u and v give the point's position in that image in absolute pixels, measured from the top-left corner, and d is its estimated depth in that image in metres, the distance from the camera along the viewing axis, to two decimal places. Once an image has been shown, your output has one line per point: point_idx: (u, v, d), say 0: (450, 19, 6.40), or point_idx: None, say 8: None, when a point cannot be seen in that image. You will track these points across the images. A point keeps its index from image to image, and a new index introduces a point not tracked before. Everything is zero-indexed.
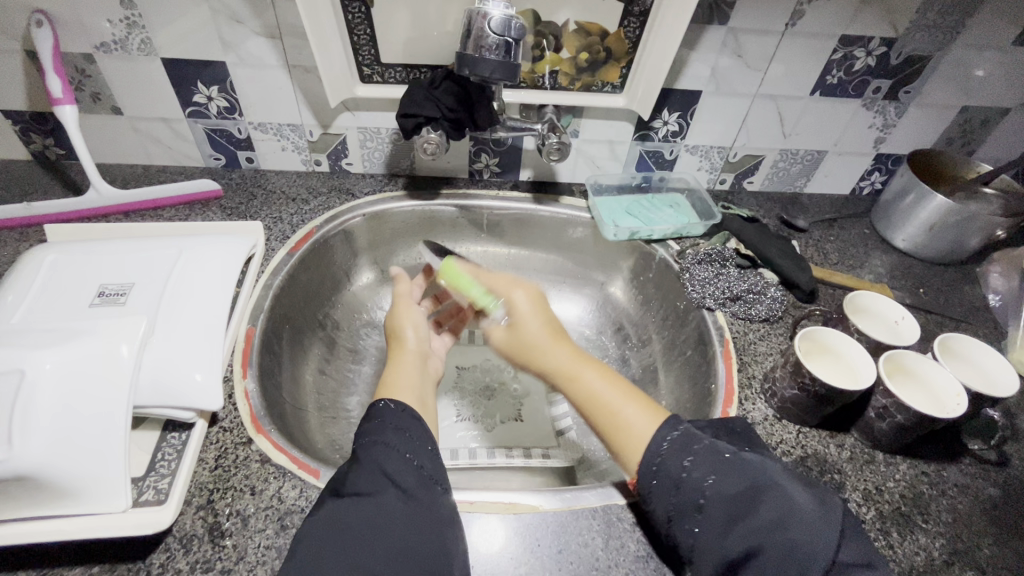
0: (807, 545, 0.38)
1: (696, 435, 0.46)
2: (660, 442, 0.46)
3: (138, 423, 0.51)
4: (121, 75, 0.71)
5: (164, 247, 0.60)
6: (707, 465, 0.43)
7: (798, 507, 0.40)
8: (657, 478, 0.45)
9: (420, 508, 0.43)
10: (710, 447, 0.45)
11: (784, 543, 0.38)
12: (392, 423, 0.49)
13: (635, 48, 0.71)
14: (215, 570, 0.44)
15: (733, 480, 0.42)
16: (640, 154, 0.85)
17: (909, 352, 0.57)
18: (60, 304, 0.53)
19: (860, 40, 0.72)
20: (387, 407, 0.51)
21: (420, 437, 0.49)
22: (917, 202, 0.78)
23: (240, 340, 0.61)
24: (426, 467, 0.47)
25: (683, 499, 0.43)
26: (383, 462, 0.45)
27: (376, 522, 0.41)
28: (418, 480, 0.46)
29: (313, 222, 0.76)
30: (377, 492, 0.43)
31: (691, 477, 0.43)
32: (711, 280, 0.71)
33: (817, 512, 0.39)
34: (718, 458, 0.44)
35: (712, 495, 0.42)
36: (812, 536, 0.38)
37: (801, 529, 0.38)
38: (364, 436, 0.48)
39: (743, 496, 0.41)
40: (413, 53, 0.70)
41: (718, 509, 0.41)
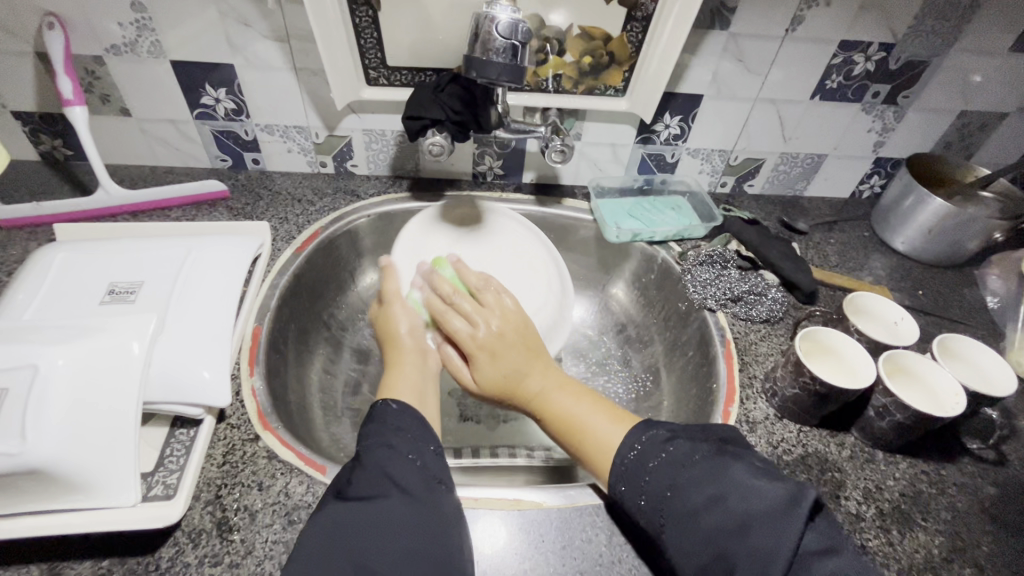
0: (765, 545, 0.38)
1: (656, 445, 0.47)
2: (627, 452, 0.48)
3: (147, 419, 0.52)
4: (130, 77, 0.72)
5: (172, 245, 0.61)
6: (668, 478, 0.45)
7: (755, 506, 0.39)
8: (627, 489, 0.47)
9: (422, 509, 0.44)
10: (669, 458, 0.46)
11: (744, 545, 0.38)
12: (395, 425, 0.50)
13: (638, 52, 0.72)
14: (224, 565, 0.45)
15: (693, 488, 0.43)
16: (642, 157, 0.86)
17: (909, 352, 0.57)
18: (70, 302, 0.54)
19: (859, 45, 0.73)
20: (390, 407, 0.52)
21: (421, 440, 0.50)
22: (916, 205, 0.79)
23: (246, 338, 0.62)
24: (430, 466, 0.48)
25: (654, 505, 0.45)
26: (386, 465, 0.46)
27: (378, 526, 0.42)
28: (421, 481, 0.46)
29: (319, 223, 0.77)
30: (378, 497, 0.43)
31: (655, 485, 0.45)
32: (712, 282, 0.73)
33: (775, 504, 0.39)
34: (680, 465, 0.45)
35: (676, 505, 0.43)
36: (771, 532, 0.38)
37: (761, 527, 0.38)
38: (370, 437, 0.49)
39: (704, 503, 0.42)
40: (418, 57, 0.71)
41: (682, 514, 0.42)
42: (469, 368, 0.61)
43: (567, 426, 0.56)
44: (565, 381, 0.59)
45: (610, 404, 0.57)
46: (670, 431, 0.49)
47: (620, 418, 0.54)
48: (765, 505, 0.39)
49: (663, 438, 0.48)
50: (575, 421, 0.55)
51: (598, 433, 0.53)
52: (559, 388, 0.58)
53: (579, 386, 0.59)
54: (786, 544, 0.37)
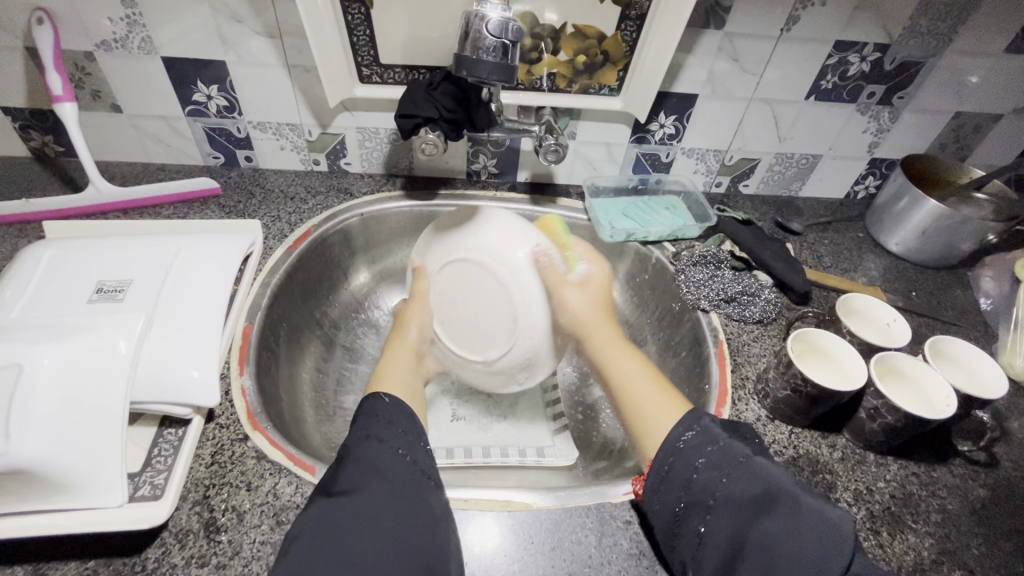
0: (815, 559, 0.40)
1: (712, 434, 0.47)
2: (684, 431, 0.48)
3: (134, 419, 0.52)
4: (121, 73, 0.71)
5: (162, 243, 0.61)
6: (720, 464, 0.45)
7: (812, 511, 0.42)
8: (671, 471, 0.47)
9: (411, 504, 0.44)
10: (723, 449, 0.46)
11: (793, 554, 0.40)
12: (383, 418, 0.50)
13: (632, 51, 0.72)
14: (211, 566, 0.45)
15: (748, 480, 0.44)
16: (637, 156, 0.85)
17: (901, 354, 0.57)
18: (58, 300, 0.53)
19: (854, 45, 0.73)
20: (382, 401, 0.52)
21: (410, 435, 0.50)
22: (910, 206, 0.79)
23: (237, 337, 0.61)
24: (419, 462, 0.48)
25: (697, 496, 0.45)
26: (373, 460, 0.46)
27: (364, 521, 0.42)
28: (410, 476, 0.46)
29: (311, 221, 0.77)
30: (363, 491, 0.43)
31: (704, 475, 0.46)
32: (705, 282, 0.73)
33: (827, 515, 0.42)
34: (730, 458, 0.45)
35: (725, 497, 0.44)
36: (822, 539, 0.41)
37: (816, 533, 0.41)
38: (356, 432, 0.48)
39: (757, 497, 0.43)
40: (412, 54, 0.71)
41: (731, 507, 0.43)
42: (561, 294, 0.58)
43: (625, 391, 0.55)
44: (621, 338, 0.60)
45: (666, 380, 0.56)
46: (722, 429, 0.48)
47: (676, 404, 0.52)
48: (820, 515, 0.42)
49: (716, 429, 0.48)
50: (637, 400, 0.54)
51: (655, 419, 0.51)
52: (619, 349, 0.58)
53: (636, 353, 0.59)
54: (835, 553, 0.40)
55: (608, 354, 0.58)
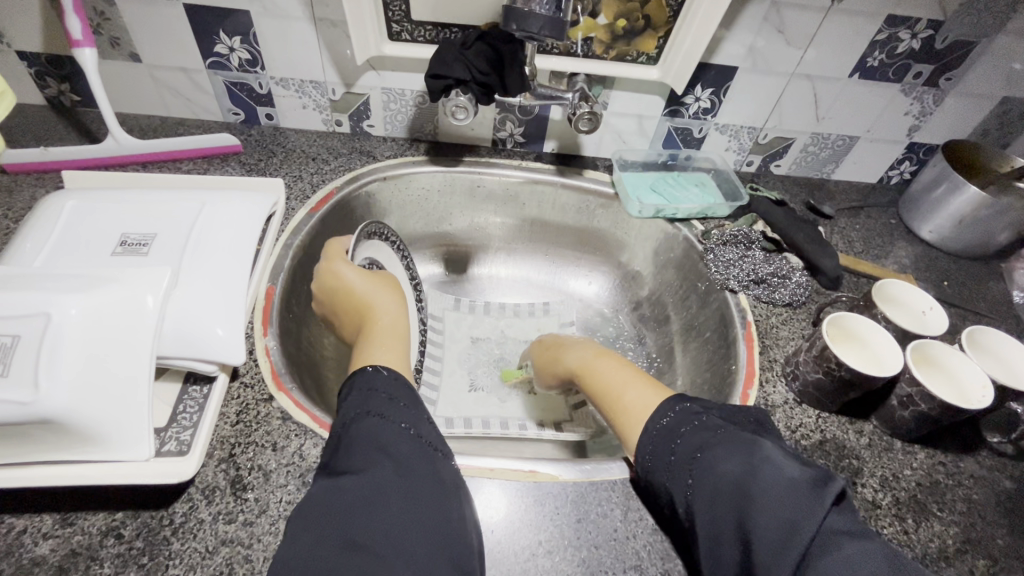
0: (787, 517, 0.35)
1: (692, 414, 0.47)
2: (660, 419, 0.48)
3: (159, 375, 0.51)
4: (141, 19, 0.68)
5: (185, 197, 0.59)
6: (698, 441, 0.44)
7: (786, 476, 0.37)
8: (654, 456, 0.47)
9: (417, 480, 0.41)
10: (701, 425, 0.45)
11: (766, 515, 0.36)
12: (385, 394, 0.48)
13: (674, 17, 0.69)
14: (238, 522, 0.44)
15: (724, 454, 0.41)
16: (668, 130, 0.83)
17: (937, 342, 0.56)
18: (81, 251, 0.52)
19: (906, 21, 0.69)
20: (381, 374, 0.51)
21: (414, 408, 0.48)
22: (948, 192, 0.77)
23: (260, 297, 0.60)
24: (424, 435, 0.46)
25: (681, 474, 0.44)
26: (377, 434, 0.44)
27: (370, 497, 0.39)
28: (416, 450, 0.44)
29: (333, 182, 0.75)
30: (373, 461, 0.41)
31: (683, 452, 0.44)
32: (735, 262, 0.71)
33: (802, 481, 0.37)
34: (708, 433, 0.44)
35: (703, 472, 0.42)
36: (796, 504, 0.35)
37: (788, 494, 0.36)
38: (359, 408, 0.46)
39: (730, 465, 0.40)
40: (443, 11, 0.68)
41: (708, 480, 0.41)
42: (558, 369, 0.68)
43: (606, 392, 0.57)
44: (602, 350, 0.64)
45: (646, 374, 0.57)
46: (705, 407, 0.48)
47: (657, 386, 0.54)
48: (790, 480, 0.37)
49: (698, 409, 0.48)
50: (613, 390, 0.56)
51: (633, 399, 0.53)
52: (602, 355, 0.62)
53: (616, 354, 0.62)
54: (811, 516, 0.35)
55: (590, 360, 0.62)
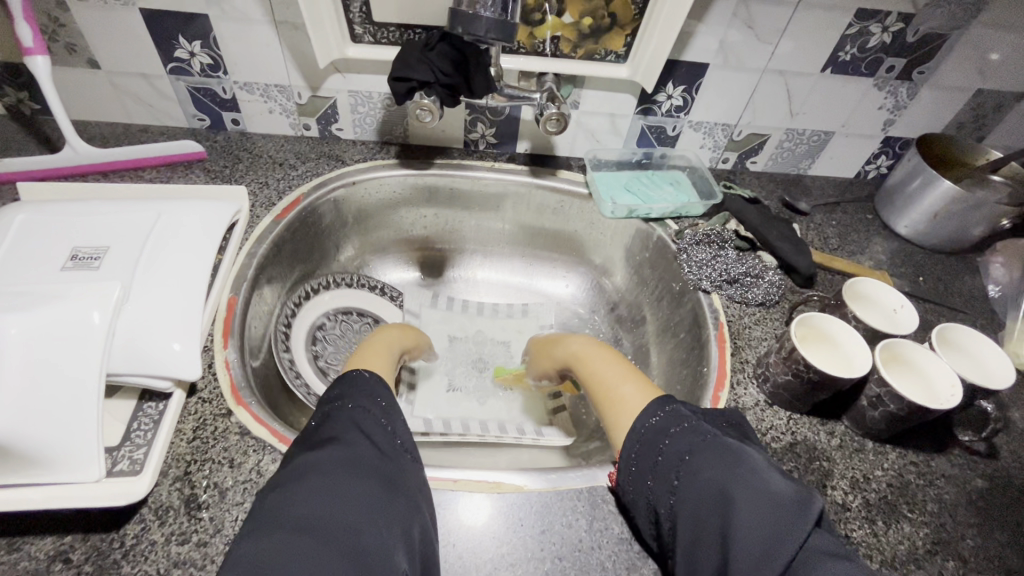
0: (773, 531, 0.35)
1: (680, 416, 0.46)
2: (647, 419, 0.47)
3: (113, 392, 0.50)
4: (96, 25, 0.67)
5: (141, 207, 0.58)
6: (687, 445, 0.43)
7: (771, 489, 0.37)
8: (641, 457, 0.46)
9: (392, 471, 0.41)
10: (690, 429, 0.44)
11: (751, 523, 0.35)
12: (367, 388, 0.48)
13: (642, 15, 0.68)
14: (192, 543, 0.43)
15: (711, 462, 0.40)
16: (642, 129, 0.82)
17: (907, 341, 0.55)
18: (29, 267, 0.51)
19: (876, 14, 0.68)
20: (364, 375, 0.49)
21: (394, 406, 0.48)
22: (923, 187, 0.76)
23: (221, 308, 0.59)
24: (402, 435, 0.45)
25: (665, 478, 0.43)
26: (360, 422, 0.44)
27: (349, 471, 0.39)
28: (393, 446, 0.44)
29: (300, 189, 0.74)
30: (349, 446, 0.41)
31: (670, 454, 0.44)
32: (708, 263, 0.70)
33: (782, 496, 0.36)
34: (698, 437, 0.43)
35: (688, 477, 0.41)
36: (780, 519, 0.35)
37: (773, 508, 0.35)
38: (340, 399, 0.46)
39: (717, 473, 0.39)
40: (406, 12, 0.66)
41: (692, 485, 0.41)
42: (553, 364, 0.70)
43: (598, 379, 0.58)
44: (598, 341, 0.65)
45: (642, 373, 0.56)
46: (689, 411, 0.47)
47: (649, 386, 0.53)
48: (770, 494, 0.36)
49: (687, 412, 0.46)
50: (606, 386, 0.56)
51: (626, 394, 0.53)
52: (600, 348, 0.63)
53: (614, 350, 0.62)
54: (796, 533, 0.34)
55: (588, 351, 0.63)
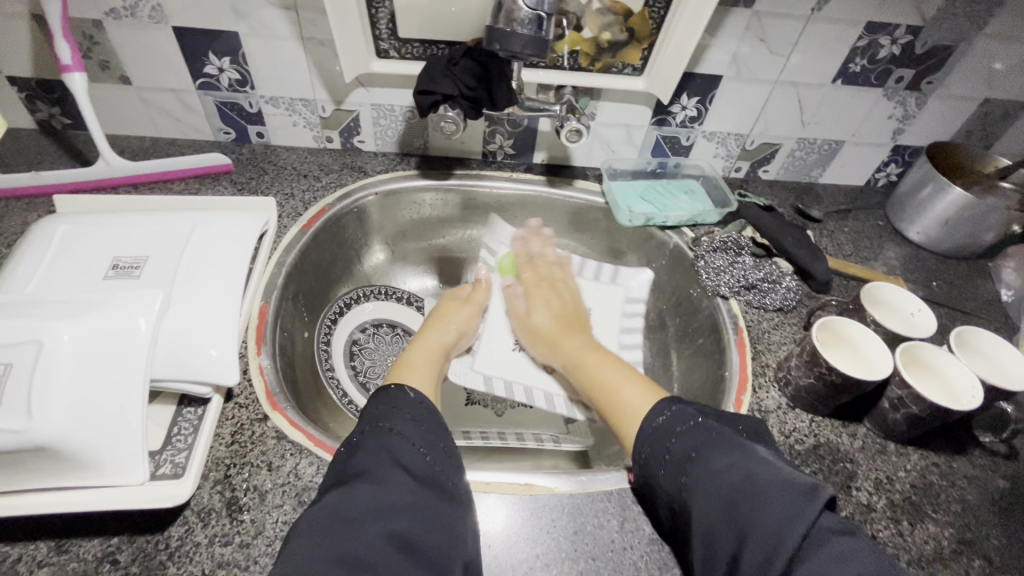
0: (779, 521, 0.36)
1: (686, 415, 0.47)
2: (654, 418, 0.49)
3: (154, 398, 0.51)
4: (130, 43, 0.69)
5: (177, 218, 0.59)
6: (694, 442, 0.45)
7: (782, 480, 0.38)
8: (652, 451, 0.47)
9: (427, 503, 0.42)
10: (699, 426, 0.46)
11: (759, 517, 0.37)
12: (407, 413, 0.48)
13: (658, 29, 0.70)
14: (234, 544, 0.44)
15: (719, 455, 0.42)
16: (656, 139, 0.84)
17: (925, 344, 0.56)
18: (73, 276, 0.52)
19: (886, 27, 0.70)
20: (407, 395, 0.50)
21: (430, 428, 0.48)
22: (934, 194, 0.78)
23: (253, 316, 0.61)
24: (437, 461, 0.46)
25: (674, 474, 0.44)
26: (394, 451, 0.45)
27: (377, 510, 0.40)
28: (428, 473, 0.44)
29: (325, 199, 0.75)
30: (380, 478, 0.42)
31: (678, 450, 0.45)
32: (725, 268, 0.72)
33: (792, 486, 0.38)
34: (704, 435, 0.45)
35: (696, 473, 0.43)
36: (788, 506, 0.36)
37: (782, 497, 0.37)
38: (376, 422, 0.47)
39: (725, 464, 0.41)
40: (430, 28, 0.69)
41: (700, 480, 0.42)
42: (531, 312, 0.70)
43: (599, 388, 0.58)
44: (594, 344, 0.64)
45: (639, 374, 0.58)
46: (697, 410, 0.48)
47: (649, 387, 0.55)
48: (781, 482, 0.38)
49: (693, 411, 0.48)
50: (608, 391, 0.57)
51: (629, 401, 0.54)
52: (593, 351, 0.63)
53: (611, 353, 0.63)
54: (802, 518, 0.36)
55: (580, 357, 0.63)
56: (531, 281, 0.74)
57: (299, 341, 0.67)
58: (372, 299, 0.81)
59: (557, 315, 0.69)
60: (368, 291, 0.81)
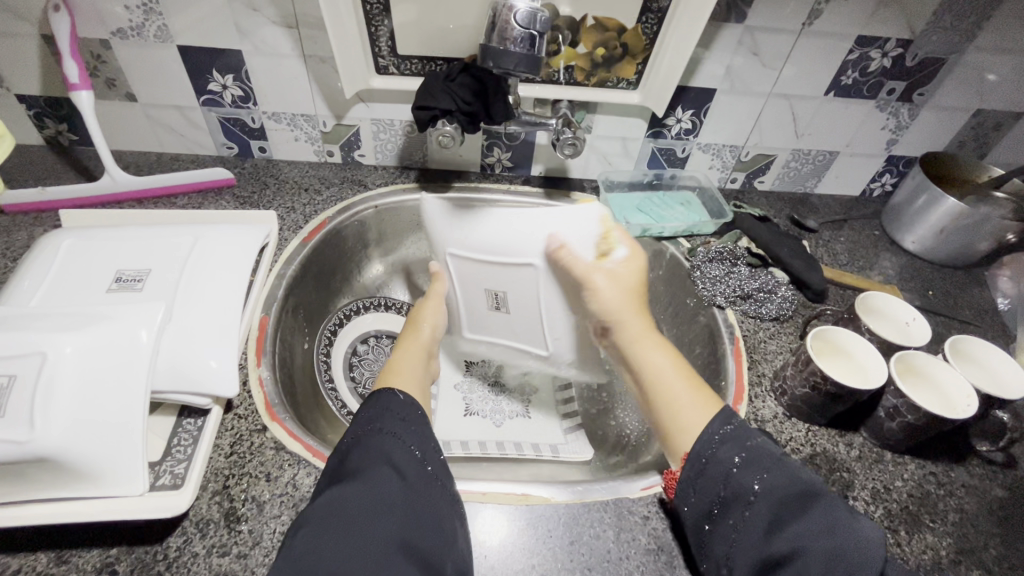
0: (857, 556, 0.38)
1: (750, 433, 0.47)
2: (723, 424, 0.47)
3: (154, 409, 0.52)
4: (136, 61, 0.71)
5: (180, 232, 0.61)
6: (759, 465, 0.44)
7: (856, 513, 0.40)
8: (708, 469, 0.46)
9: (420, 503, 0.42)
10: (760, 449, 0.45)
11: (835, 550, 0.38)
12: (398, 414, 0.48)
13: (651, 45, 0.71)
14: (232, 555, 0.45)
15: (788, 484, 0.43)
16: (652, 151, 0.85)
17: (920, 353, 0.57)
18: (78, 290, 0.54)
19: (876, 41, 0.72)
20: (397, 397, 0.50)
21: (422, 430, 0.48)
22: (928, 204, 0.78)
23: (254, 327, 0.61)
24: (430, 462, 0.46)
25: (728, 494, 0.44)
26: (387, 452, 0.45)
27: (374, 511, 0.40)
28: (421, 474, 0.45)
29: (325, 212, 0.76)
30: (372, 479, 0.42)
31: (741, 472, 0.44)
32: (721, 279, 0.72)
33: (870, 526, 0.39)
34: (768, 459, 0.45)
35: (759, 495, 0.43)
36: (864, 547, 0.38)
37: (863, 529, 0.39)
38: (369, 425, 0.47)
39: (796, 498, 0.42)
40: (428, 45, 0.70)
41: (765, 506, 0.42)
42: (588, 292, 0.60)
43: (659, 387, 0.54)
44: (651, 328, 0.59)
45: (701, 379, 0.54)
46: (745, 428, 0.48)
47: (711, 401, 0.51)
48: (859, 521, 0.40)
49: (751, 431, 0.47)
50: (671, 395, 0.52)
51: (686, 414, 0.50)
52: (650, 339, 0.57)
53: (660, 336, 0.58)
54: (875, 563, 0.38)
55: (642, 342, 0.57)
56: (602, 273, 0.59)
57: (299, 354, 0.68)
58: (372, 310, 0.82)
59: (627, 292, 0.59)
60: (369, 303, 0.82)
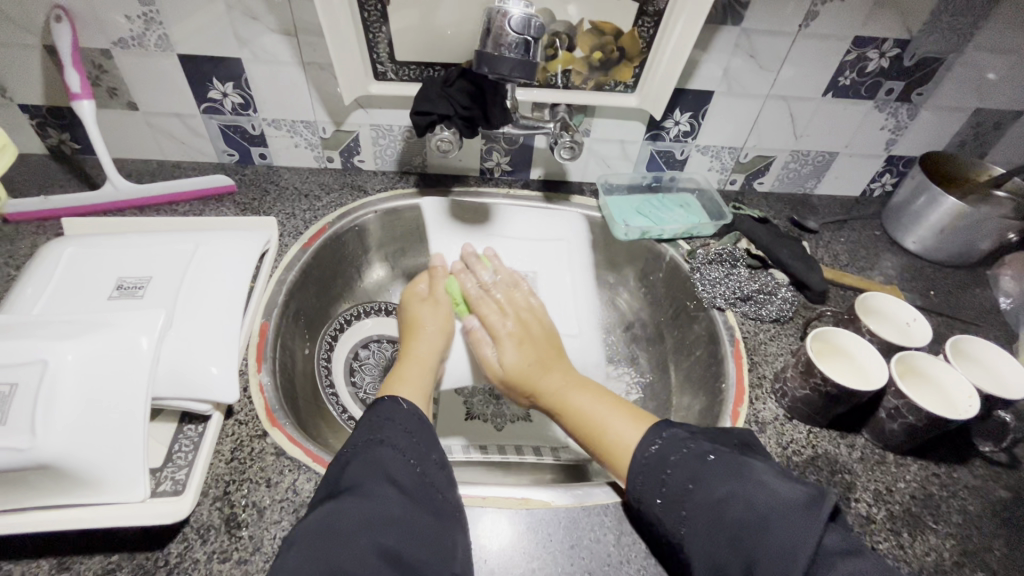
0: (786, 545, 0.37)
1: (678, 443, 0.48)
2: (647, 448, 0.49)
3: (155, 415, 0.52)
4: (137, 70, 0.71)
5: (180, 239, 0.61)
6: (688, 472, 0.45)
7: (774, 506, 0.39)
8: (645, 485, 0.47)
9: (417, 515, 0.43)
10: (689, 454, 0.46)
11: (768, 542, 0.37)
12: (400, 425, 0.50)
13: (649, 48, 0.71)
14: (232, 561, 0.45)
15: (717, 481, 0.43)
16: (651, 154, 0.85)
17: (921, 353, 0.56)
18: (80, 297, 0.54)
19: (873, 42, 0.72)
20: (400, 406, 0.52)
21: (422, 443, 0.50)
22: (928, 204, 0.78)
23: (254, 334, 0.62)
24: (427, 475, 0.47)
25: (670, 506, 0.45)
26: (386, 463, 0.46)
27: (371, 521, 0.40)
28: (417, 486, 0.46)
29: (326, 218, 0.77)
30: (371, 491, 0.43)
31: (673, 482, 0.45)
32: (720, 281, 0.72)
33: (798, 505, 0.39)
34: (697, 462, 0.45)
35: (694, 502, 0.43)
36: (792, 532, 0.37)
37: (780, 525, 0.38)
38: (371, 436, 0.48)
39: (721, 497, 0.41)
40: (426, 51, 0.71)
41: (700, 511, 0.42)
42: (491, 348, 0.65)
43: (585, 427, 0.56)
44: (575, 379, 0.62)
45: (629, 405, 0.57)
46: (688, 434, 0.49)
47: (644, 417, 0.54)
48: (784, 505, 0.39)
49: (684, 435, 0.49)
50: (595, 426, 0.55)
51: (627, 425, 0.53)
52: (575, 390, 0.60)
53: (594, 388, 0.60)
54: (808, 545, 0.37)
55: (562, 395, 0.60)
56: (509, 330, 0.65)
57: (300, 358, 0.68)
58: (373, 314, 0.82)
59: (539, 355, 0.64)
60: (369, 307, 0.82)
